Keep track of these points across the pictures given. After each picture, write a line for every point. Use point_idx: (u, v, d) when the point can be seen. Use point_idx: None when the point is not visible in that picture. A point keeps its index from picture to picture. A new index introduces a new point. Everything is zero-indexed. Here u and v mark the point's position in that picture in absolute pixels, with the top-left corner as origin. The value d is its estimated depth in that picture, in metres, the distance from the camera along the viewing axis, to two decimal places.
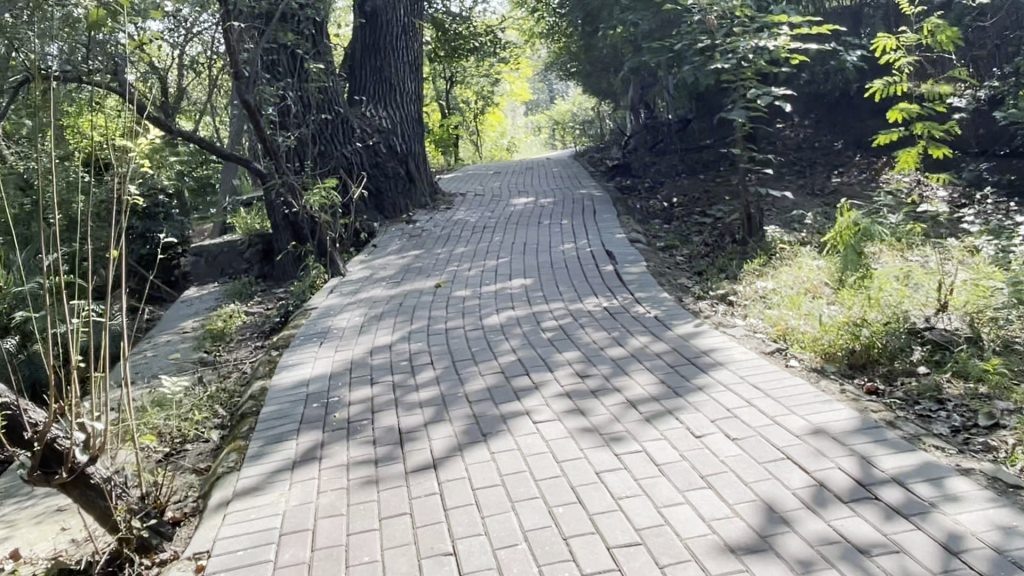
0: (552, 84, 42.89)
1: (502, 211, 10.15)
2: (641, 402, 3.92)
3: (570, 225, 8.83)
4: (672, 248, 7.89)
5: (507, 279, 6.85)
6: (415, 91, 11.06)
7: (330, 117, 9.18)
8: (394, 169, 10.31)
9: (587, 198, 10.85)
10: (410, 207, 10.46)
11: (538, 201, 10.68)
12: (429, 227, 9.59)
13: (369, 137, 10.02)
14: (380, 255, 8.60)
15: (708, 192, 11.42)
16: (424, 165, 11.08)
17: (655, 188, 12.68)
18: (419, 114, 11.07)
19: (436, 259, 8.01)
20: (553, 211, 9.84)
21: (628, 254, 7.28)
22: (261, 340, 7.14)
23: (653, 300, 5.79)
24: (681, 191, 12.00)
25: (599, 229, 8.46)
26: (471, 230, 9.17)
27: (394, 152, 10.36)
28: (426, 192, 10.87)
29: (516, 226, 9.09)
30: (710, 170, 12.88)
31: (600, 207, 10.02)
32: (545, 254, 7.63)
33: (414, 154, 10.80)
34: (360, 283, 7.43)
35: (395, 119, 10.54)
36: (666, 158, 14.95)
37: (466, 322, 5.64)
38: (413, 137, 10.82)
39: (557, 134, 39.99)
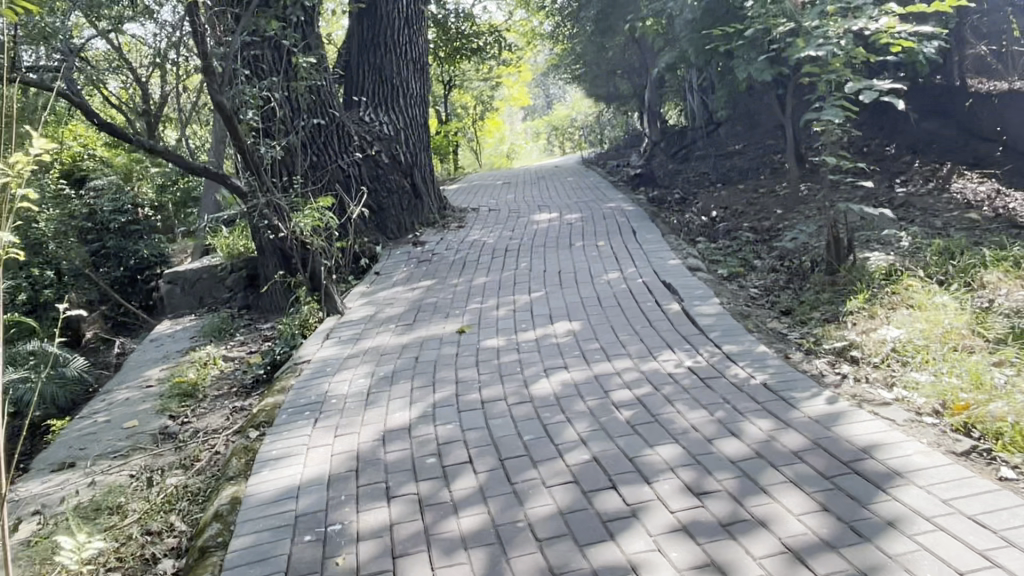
0: (550, 90, 41.68)
1: (524, 230, 8.80)
2: (811, 553, 2.55)
3: (610, 248, 7.47)
4: (738, 278, 6.55)
5: (548, 322, 5.48)
6: (421, 92, 9.70)
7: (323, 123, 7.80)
8: (398, 183, 8.94)
9: (620, 213, 9.50)
10: (417, 226, 9.10)
11: (563, 217, 9.33)
12: (440, 250, 8.23)
13: (369, 145, 8.65)
14: (387, 287, 7.24)
15: (753, 205, 10.09)
16: (432, 177, 9.71)
17: (688, 200, 11.35)
18: (425, 119, 9.70)
19: (454, 293, 6.65)
20: (584, 231, 8.48)
21: (693, 289, 5.92)
22: (242, 400, 5.75)
23: (752, 357, 4.42)
24: (720, 203, 10.67)
25: (646, 254, 7.09)
26: (491, 255, 7.82)
27: (398, 162, 9.00)
28: (434, 208, 9.51)
29: (544, 250, 7.73)
30: (748, 179, 11.57)
31: (638, 224, 8.67)
32: (587, 288, 6.26)
33: (420, 164, 9.44)
34: (363, 325, 6.06)
35: (398, 125, 9.19)
36: (693, 166, 13.63)
37: (507, 391, 4.27)
38: (418, 146, 9.45)
39: (557, 140, 38.74)
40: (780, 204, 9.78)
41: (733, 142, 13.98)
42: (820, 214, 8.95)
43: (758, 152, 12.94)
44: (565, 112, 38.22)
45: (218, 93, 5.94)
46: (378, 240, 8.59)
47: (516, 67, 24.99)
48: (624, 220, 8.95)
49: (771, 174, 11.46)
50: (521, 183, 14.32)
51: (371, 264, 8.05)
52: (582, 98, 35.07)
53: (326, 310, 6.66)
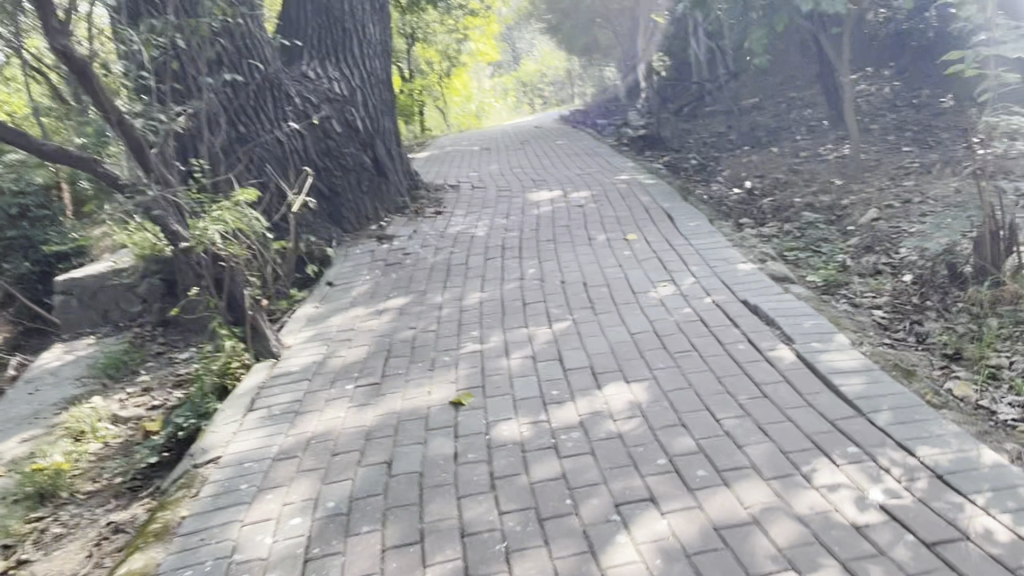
0: (517, 44, 39.42)
1: (522, 214, 6.81)
2: None
3: (647, 244, 5.50)
4: (842, 289, 4.65)
5: (591, 385, 3.52)
6: (382, 40, 7.58)
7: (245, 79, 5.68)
8: (356, 158, 6.87)
9: (638, 188, 7.52)
10: (381, 213, 7.04)
11: (568, 195, 7.36)
12: (415, 247, 6.22)
13: (313, 111, 6.58)
14: (343, 309, 5.22)
15: (799, 173, 8.18)
16: (400, 149, 7.63)
17: (711, 167, 9.40)
18: (388, 75, 7.61)
19: (439, 321, 4.65)
20: (601, 215, 6.51)
21: (797, 317, 3.98)
22: (122, 512, 3.73)
23: (986, 479, 2.51)
24: (754, 172, 8.73)
25: (702, 255, 5.14)
26: (483, 254, 5.82)
27: (353, 132, 6.92)
28: (404, 189, 7.45)
29: (554, 247, 5.75)
30: (780, 140, 9.65)
31: (668, 203, 6.71)
32: (635, 314, 4.31)
33: (384, 133, 7.35)
34: (303, 384, 4.04)
35: (353, 82, 7.08)
36: (703, 127, 11.66)
37: (561, 569, 2.31)
38: (379, 108, 7.35)
39: (527, 97, 36.56)
40: (836, 171, 7.88)
41: (747, 98, 12.00)
42: (896, 186, 7.08)
43: (782, 109, 11.00)
44: (535, 67, 35.81)
45: (63, 36, 3.82)
46: (328, 235, 6.52)
47: (485, 18, 22.71)
48: (649, 198, 6.97)
49: (809, 134, 9.54)
50: (503, 148, 12.24)
51: (319, 273, 5.99)
52: (554, 53, 32.81)
53: (253, 349, 4.62)
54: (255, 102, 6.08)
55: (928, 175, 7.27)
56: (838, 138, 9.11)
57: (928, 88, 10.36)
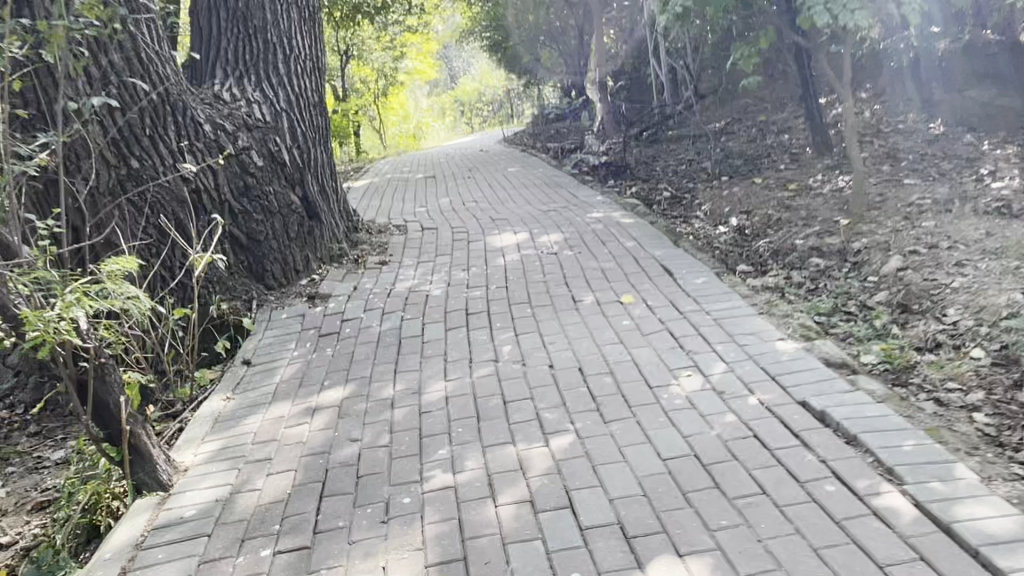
0: (453, 63, 38.45)
1: (486, 264, 5.67)
2: None
3: (648, 311, 4.40)
4: (913, 377, 3.63)
5: (629, 563, 2.38)
6: (314, 56, 6.38)
7: (117, 103, 4.45)
8: (281, 198, 5.64)
9: (617, 229, 6.45)
10: (313, 264, 5.82)
11: (537, 239, 6.25)
12: (355, 310, 5.02)
13: (227, 141, 5.35)
14: (261, 405, 3.97)
15: (793, 209, 7.23)
16: (334, 185, 6.42)
17: (686, 201, 8.41)
18: (321, 97, 6.41)
19: (392, 430, 3.46)
20: (581, 266, 5.42)
21: (888, 435, 2.91)
22: None
23: None
24: (739, 207, 7.75)
25: (724, 330, 4.06)
26: (443, 321, 4.65)
27: (278, 166, 5.70)
28: (341, 233, 6.23)
29: (531, 313, 4.61)
30: (761, 169, 8.72)
31: (659, 251, 5.64)
32: (659, 424, 3.20)
33: (316, 167, 6.14)
34: (198, 545, 2.80)
35: (277, 105, 5.87)
36: (668, 155, 10.70)
37: None
38: (310, 137, 6.14)
39: (465, 117, 35.58)
40: (837, 208, 6.95)
41: (713, 122, 11.10)
42: (913, 227, 6.17)
43: (754, 135, 10.10)
44: (473, 87, 34.75)
45: None
46: (246, 295, 5.25)
47: (423, 36, 21.58)
48: (634, 244, 5.91)
49: (792, 163, 8.63)
50: (449, 176, 11.08)
51: (229, 352, 4.74)
52: (493, 72, 31.93)
53: (133, 478, 3.28)
54: (150, 131, 4.83)
55: (945, 213, 6.40)
56: (826, 168, 8.22)
57: (913, 112, 9.59)
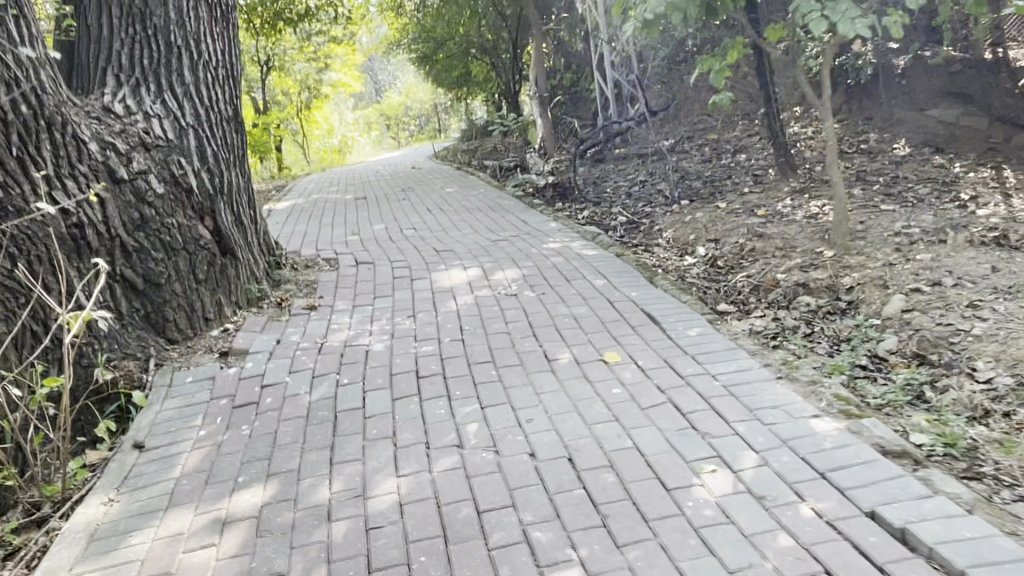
0: (379, 75, 37.51)
1: (435, 308, 4.83)
2: None
3: (641, 375, 3.62)
4: (987, 461, 2.93)
5: None
6: (229, 62, 5.45)
7: None
8: (187, 232, 4.69)
9: (580, 264, 5.67)
10: (226, 310, 4.87)
11: (492, 275, 5.44)
12: (279, 369, 4.10)
13: (118, 163, 4.38)
14: (154, 513, 3.03)
15: (767, 237, 6.59)
16: (252, 214, 5.48)
17: (646, 227, 7.72)
18: (237, 111, 5.47)
19: (330, 558, 2.58)
20: (549, 310, 4.62)
21: (1006, 569, 2.18)
22: None
23: None
24: (705, 235, 7.08)
25: (741, 402, 3.30)
26: (389, 386, 3.78)
27: (183, 193, 4.74)
28: (261, 270, 5.29)
29: (497, 376, 3.77)
30: (723, 192, 8.10)
31: (635, 291, 4.88)
32: (692, 551, 2.40)
33: (230, 193, 5.19)
34: None
35: (182, 119, 4.92)
36: (617, 176, 10.01)
37: None
38: (224, 157, 5.20)
39: (392, 130, 34.61)
40: (816, 238, 6.32)
41: (663, 140, 10.48)
42: (907, 259, 5.59)
43: (709, 155, 9.52)
44: (399, 101, 33.73)
45: None
46: (141, 352, 4.28)
47: (349, 48, 20.58)
48: (604, 283, 5.14)
49: (755, 186, 8.02)
50: (382, 197, 10.18)
51: (116, 432, 3.78)
52: (421, 85, 31.13)
53: None
54: (16, 152, 3.85)
55: (937, 243, 5.84)
56: (794, 192, 7.62)
57: (873, 132, 9.14)
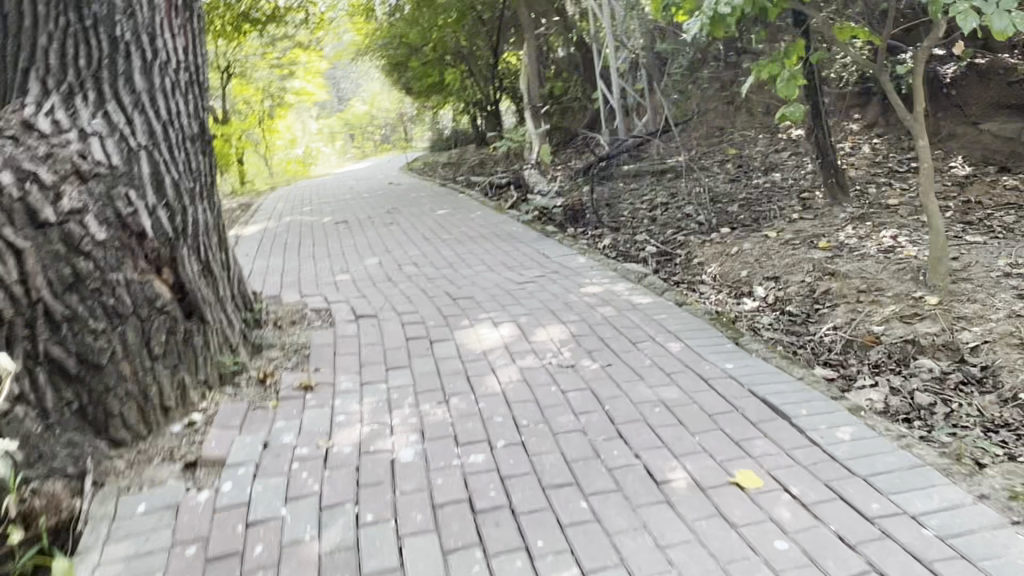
0: (343, 83, 36.21)
1: (472, 385, 3.68)
2: None
3: (808, 516, 2.50)
4: None
5: None
6: (192, 64, 4.23)
7: None
8: (138, 291, 3.48)
9: (638, 317, 4.54)
10: (192, 394, 3.65)
11: (532, 334, 4.31)
12: (272, 493, 2.90)
13: (41, 201, 3.16)
14: None
15: (843, 276, 5.53)
16: (223, 260, 4.28)
17: (684, 260, 6.65)
18: (203, 127, 4.26)
19: None
20: (627, 393, 3.48)
21: None
22: None
23: None
24: (762, 272, 6.00)
25: (982, 572, 2.20)
26: (437, 529, 2.61)
27: (133, 238, 3.52)
28: (236, 333, 4.08)
29: (591, 513, 2.62)
30: (766, 216, 7.07)
31: (730, 363, 3.76)
32: None
33: (195, 235, 3.98)
34: None
35: (130, 139, 3.70)
36: (632, 196, 8.92)
37: None
38: (186, 187, 3.98)
39: (358, 140, 33.30)
40: (906, 278, 5.28)
41: (679, 156, 9.44)
42: None
43: (737, 174, 8.49)
44: (364, 110, 32.39)
45: None
46: (74, 465, 3.04)
47: (316, 54, 19.26)
48: (681, 347, 4.03)
49: (804, 211, 6.99)
50: (365, 220, 8.94)
51: None
52: (389, 93, 29.93)
53: None
54: None
55: None
56: (854, 219, 6.59)
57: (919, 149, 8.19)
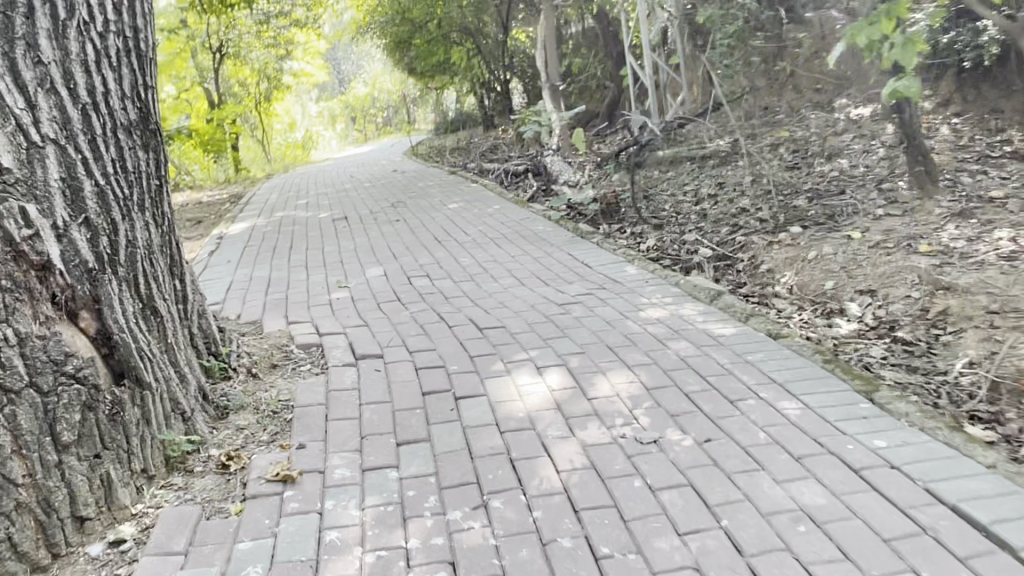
0: (344, 64, 35.08)
1: (521, 475, 2.60)
2: None
3: None
4: None
5: None
6: (132, 26, 3.09)
7: None
8: (37, 353, 2.38)
9: (727, 359, 3.45)
10: (120, 493, 2.55)
11: (591, 387, 3.21)
12: None
13: None
14: None
15: (964, 290, 4.43)
16: (175, 292, 3.17)
17: (749, 267, 5.56)
18: (147, 114, 3.13)
19: None
20: (753, 497, 2.38)
21: None
22: None
23: None
24: (853, 284, 4.91)
25: None
26: None
27: (29, 273, 2.42)
28: (191, 395, 2.99)
29: None
30: (842, 211, 5.96)
31: (882, 439, 2.68)
32: None
33: (134, 262, 2.88)
34: None
35: (29, 129, 2.53)
36: (671, 186, 7.80)
37: None
38: (119, 196, 2.87)
39: (359, 122, 32.18)
40: None
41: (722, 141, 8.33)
42: None
43: (794, 161, 7.38)
44: (365, 91, 31.25)
45: None
46: None
47: (313, 33, 18.06)
48: (802, 411, 2.93)
49: (889, 205, 5.88)
50: (368, 216, 7.84)
51: None
52: (390, 73, 28.77)
53: None
54: None
55: None
56: (954, 216, 5.48)
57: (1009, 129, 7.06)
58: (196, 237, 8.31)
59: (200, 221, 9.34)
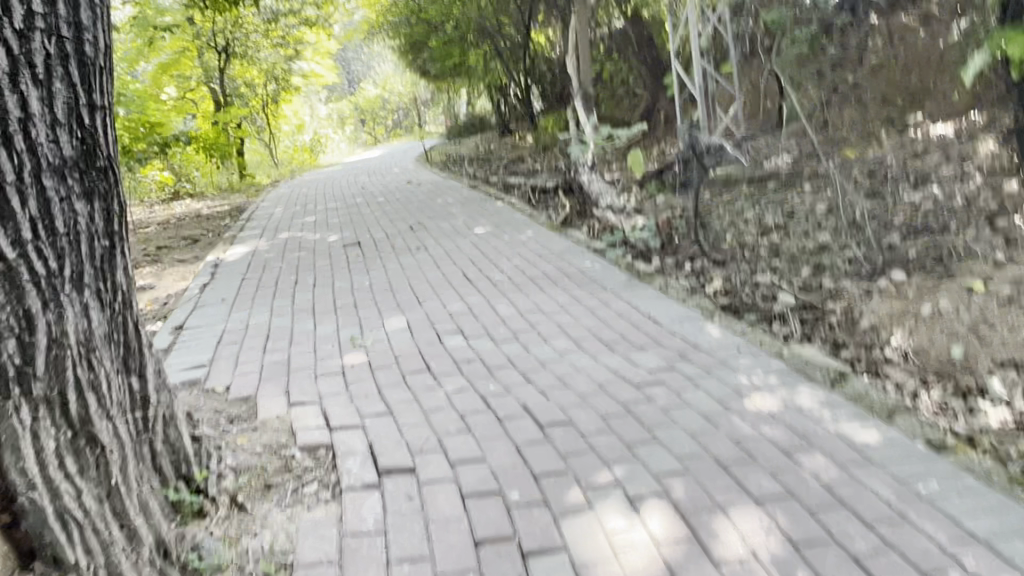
0: (352, 64, 34.28)
1: None
2: None
3: None
4: None
5: None
6: (75, 21, 2.11)
7: None
8: None
9: (891, 492, 2.50)
10: None
11: (712, 538, 2.28)
12: None
13: None
14: None
15: None
16: (123, 398, 2.24)
17: (845, 322, 4.61)
18: (92, 144, 2.16)
19: None
20: None
21: None
22: None
23: None
24: (990, 353, 3.93)
25: None
26: None
27: None
28: (144, 558, 2.06)
29: None
30: (950, 253, 5.01)
31: None
32: None
33: (62, 371, 1.96)
34: None
35: None
36: (728, 212, 6.85)
37: None
38: (37, 272, 1.95)
39: (367, 125, 31.36)
40: None
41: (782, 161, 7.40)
42: None
43: (874, 187, 6.44)
44: (374, 93, 30.41)
45: None
46: None
47: (324, 34, 17.18)
48: None
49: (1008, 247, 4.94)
50: (384, 241, 6.93)
51: None
52: (400, 74, 27.94)
53: None
54: None
55: None
56: None
57: None
58: (188, 261, 7.39)
59: (194, 241, 8.42)
